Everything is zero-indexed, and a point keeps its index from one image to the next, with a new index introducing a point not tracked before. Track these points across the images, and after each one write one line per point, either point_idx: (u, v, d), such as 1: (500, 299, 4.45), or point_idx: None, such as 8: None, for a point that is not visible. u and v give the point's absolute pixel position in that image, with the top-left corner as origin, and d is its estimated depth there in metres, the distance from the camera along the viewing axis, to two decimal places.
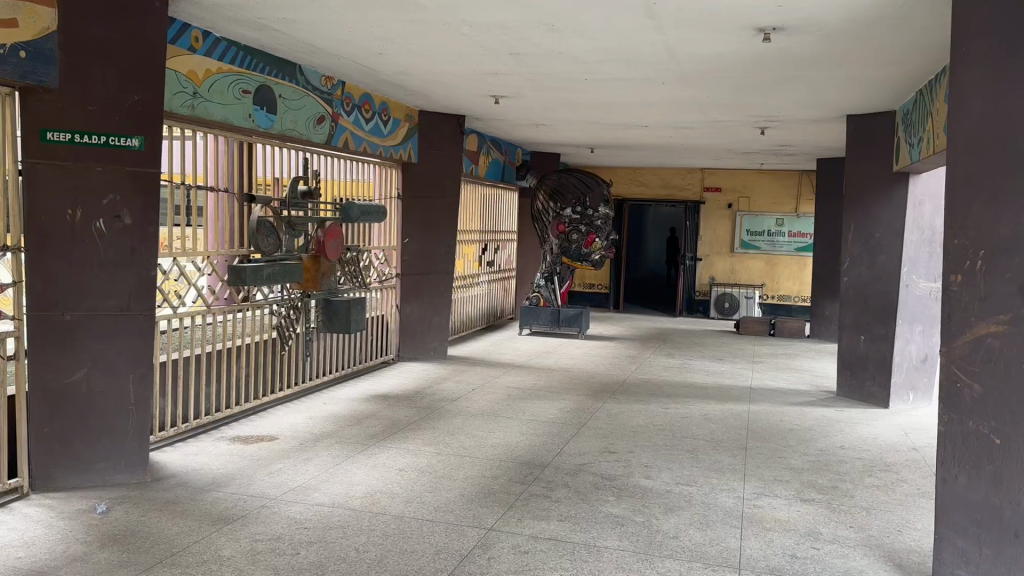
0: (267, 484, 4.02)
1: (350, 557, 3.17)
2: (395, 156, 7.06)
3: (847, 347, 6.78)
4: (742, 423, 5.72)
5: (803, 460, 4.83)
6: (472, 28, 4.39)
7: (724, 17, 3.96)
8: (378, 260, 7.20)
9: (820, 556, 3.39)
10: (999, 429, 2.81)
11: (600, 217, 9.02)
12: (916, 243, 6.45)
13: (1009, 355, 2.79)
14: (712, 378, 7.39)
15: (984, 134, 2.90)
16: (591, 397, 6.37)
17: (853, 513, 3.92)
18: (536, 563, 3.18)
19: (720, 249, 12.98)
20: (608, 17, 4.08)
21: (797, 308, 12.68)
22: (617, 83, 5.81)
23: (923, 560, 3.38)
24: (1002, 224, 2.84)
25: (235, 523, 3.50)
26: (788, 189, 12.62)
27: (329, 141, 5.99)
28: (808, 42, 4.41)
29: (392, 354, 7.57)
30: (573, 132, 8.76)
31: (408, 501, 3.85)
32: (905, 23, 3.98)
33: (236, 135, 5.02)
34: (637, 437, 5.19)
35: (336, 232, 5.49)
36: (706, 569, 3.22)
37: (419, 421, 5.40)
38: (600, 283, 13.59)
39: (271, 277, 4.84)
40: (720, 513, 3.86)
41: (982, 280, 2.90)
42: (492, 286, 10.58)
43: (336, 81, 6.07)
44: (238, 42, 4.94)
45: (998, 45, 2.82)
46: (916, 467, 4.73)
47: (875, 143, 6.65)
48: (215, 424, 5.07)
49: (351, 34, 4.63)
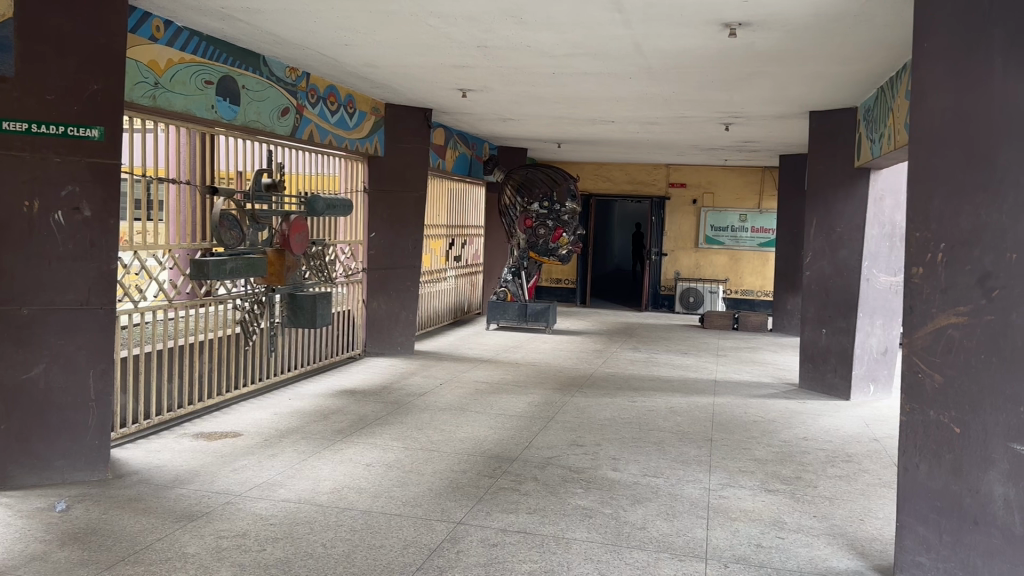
0: (231, 481, 3.96)
1: (318, 553, 3.14)
2: (361, 149, 7.00)
3: (809, 341, 6.88)
4: (707, 415, 5.77)
5: (766, 451, 4.89)
6: (439, 20, 4.36)
7: (691, 11, 3.99)
8: (344, 254, 7.12)
9: (785, 545, 3.43)
10: (959, 419, 2.88)
11: (567, 212, 9.03)
12: (877, 238, 6.56)
13: (969, 346, 2.86)
14: (677, 371, 7.44)
15: (943, 128, 2.95)
16: (558, 391, 6.38)
17: (817, 503, 3.98)
18: (505, 556, 3.18)
19: (685, 245, 13.09)
20: (577, 11, 4.08)
21: (759, 303, 12.83)
22: (584, 77, 5.83)
23: (884, 548, 3.44)
24: (962, 217, 2.89)
25: (200, 520, 3.44)
26: (751, 185, 12.76)
27: (294, 133, 5.92)
28: (773, 39, 4.46)
29: (358, 350, 7.52)
30: (540, 127, 8.76)
31: (376, 496, 3.82)
32: (867, 20, 4.04)
33: (199, 127, 4.93)
34: (605, 430, 5.21)
35: (302, 226, 5.39)
36: (673, 559, 3.24)
37: (386, 416, 5.36)
38: (567, 278, 13.62)
39: (234, 271, 4.70)
40: (687, 504, 3.89)
41: (942, 272, 2.95)
42: (459, 281, 10.55)
43: (301, 73, 6.00)
44: (200, 32, 4.86)
45: (959, 41, 2.87)
46: (877, 458, 4.81)
47: (837, 139, 6.75)
48: (177, 420, 4.99)
49: (317, 24, 4.59)
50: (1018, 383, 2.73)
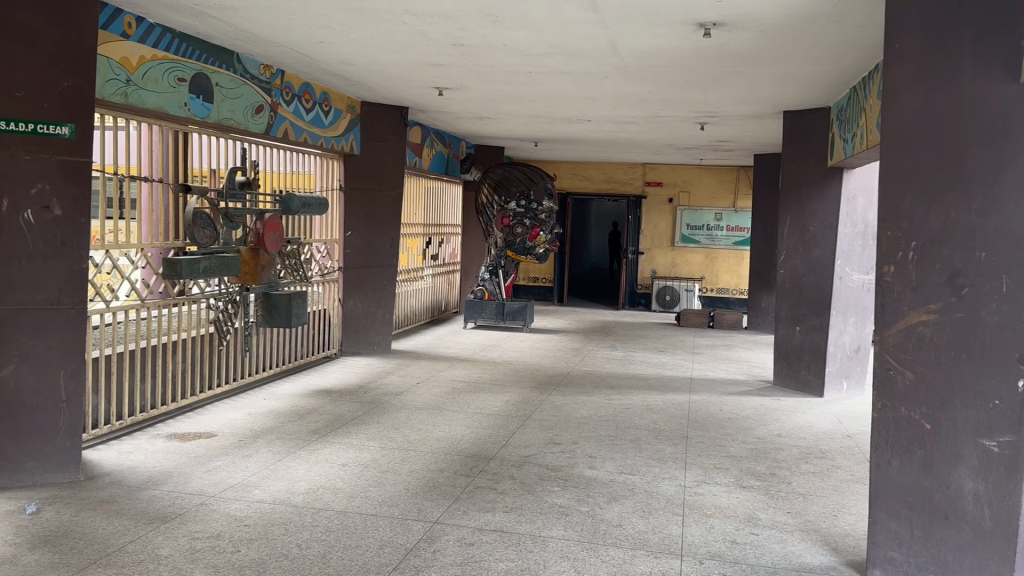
0: (205, 482, 3.93)
1: (293, 554, 3.12)
2: (337, 147, 6.97)
3: (783, 338, 6.94)
4: (683, 412, 5.80)
5: (741, 447, 4.93)
6: (414, 18, 4.35)
7: (666, 11, 4.01)
8: (320, 253, 7.08)
9: (759, 541, 3.46)
10: (930, 415, 2.92)
11: (544, 211, 9.04)
12: (849, 236, 6.62)
13: (939, 344, 2.90)
14: (653, 369, 7.48)
15: (913, 128, 2.99)
16: (536, 390, 6.38)
17: (791, 499, 4.02)
18: (482, 555, 3.18)
19: (661, 243, 13.15)
20: (552, 10, 4.08)
21: (735, 301, 12.93)
22: (560, 76, 5.84)
23: (857, 543, 3.48)
24: (932, 217, 2.94)
25: (173, 521, 3.41)
26: (726, 184, 12.86)
27: (268, 130, 5.88)
28: (747, 39, 4.50)
29: (335, 349, 7.48)
30: (517, 125, 8.76)
31: (352, 496, 3.81)
32: (839, 21, 4.09)
33: (172, 124, 4.88)
34: (582, 429, 5.23)
35: (276, 224, 5.34)
36: (649, 556, 3.26)
37: (362, 416, 5.34)
38: (544, 277, 13.64)
39: (207, 271, 4.64)
40: (662, 501, 3.92)
41: (913, 270, 3.00)
42: (436, 279, 10.53)
43: (275, 70, 5.96)
44: (173, 29, 4.81)
45: (927, 43, 2.91)
46: (850, 454, 4.86)
47: (810, 138, 6.82)
48: (150, 420, 4.94)
49: (291, 21, 4.56)
50: (988, 379, 2.75)
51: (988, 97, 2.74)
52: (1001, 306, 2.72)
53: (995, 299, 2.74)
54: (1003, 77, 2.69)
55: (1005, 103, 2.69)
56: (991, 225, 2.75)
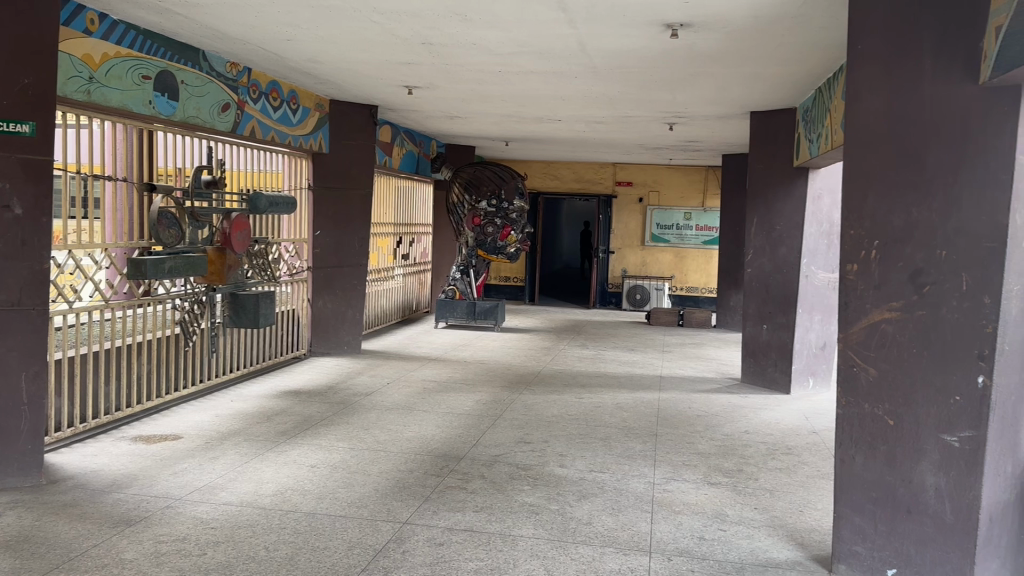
0: (170, 485, 3.89)
1: (260, 556, 3.09)
2: (305, 146, 6.92)
3: (751, 336, 7.00)
4: (653, 410, 5.84)
5: (709, 444, 4.97)
6: (382, 16, 4.33)
7: (634, 12, 4.03)
8: (288, 253, 7.02)
9: (727, 537, 3.50)
10: (893, 412, 2.97)
11: (515, 210, 9.04)
12: (815, 236, 6.68)
13: (901, 341, 2.95)
14: (623, 368, 7.52)
15: (874, 128, 3.04)
16: (506, 389, 6.39)
17: (758, 495, 4.06)
18: (451, 555, 3.18)
19: (632, 243, 13.22)
20: (521, 10, 4.09)
21: (704, 300, 13.04)
22: (529, 76, 5.85)
23: (822, 538, 3.53)
24: (894, 215, 2.98)
25: (137, 524, 3.37)
26: (695, 184, 12.97)
27: (234, 128, 5.82)
28: (714, 40, 4.54)
29: (303, 349, 7.42)
30: (487, 124, 8.76)
31: (320, 497, 3.78)
32: (803, 22, 4.14)
33: (136, 122, 4.82)
34: (552, 427, 5.24)
35: (243, 224, 5.27)
36: (618, 553, 3.28)
37: (332, 416, 5.31)
38: (516, 276, 13.65)
39: (172, 271, 4.57)
40: (631, 498, 3.94)
41: (876, 268, 3.04)
42: (407, 279, 10.49)
43: (242, 68, 5.90)
44: (137, 26, 4.75)
45: (889, 46, 2.97)
46: (816, 450, 4.93)
47: (777, 138, 6.90)
48: (115, 423, 4.88)
49: (258, 19, 4.52)
50: (949, 375, 2.79)
51: (946, 98, 2.78)
52: (961, 303, 2.76)
53: (956, 296, 2.78)
54: (961, 78, 2.73)
55: (963, 104, 2.73)
56: (951, 224, 2.79)
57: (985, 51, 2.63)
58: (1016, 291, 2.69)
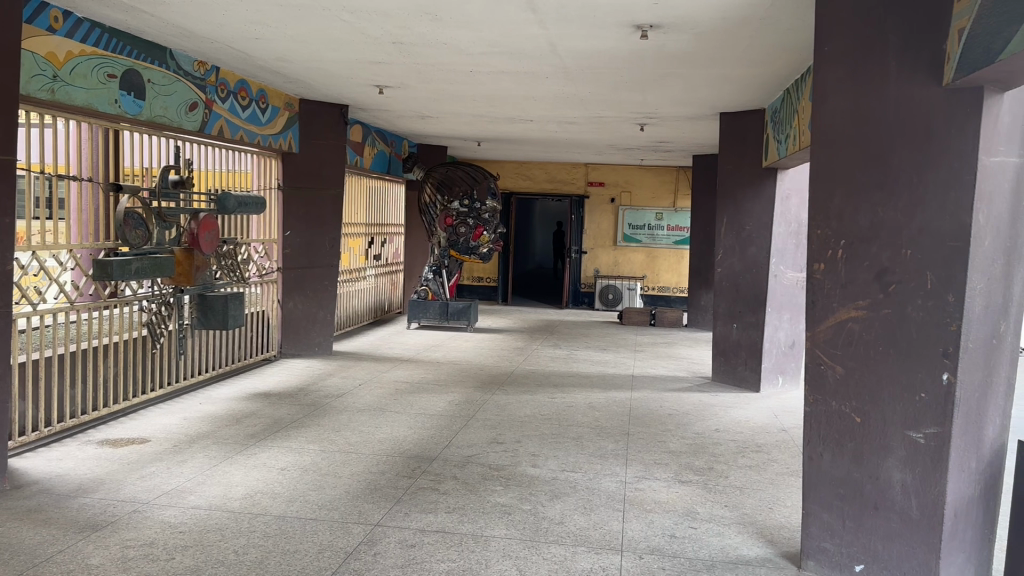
0: (138, 489, 3.83)
1: (229, 560, 3.06)
2: (274, 146, 6.87)
3: (721, 335, 7.06)
4: (625, 410, 5.86)
5: (680, 443, 5.00)
6: (352, 15, 4.31)
7: (604, 13, 4.05)
8: (258, 254, 6.96)
9: (697, 535, 3.52)
10: (859, 409, 3.02)
11: (487, 210, 9.04)
12: (784, 235, 6.78)
13: (868, 339, 2.99)
14: (595, 368, 7.54)
15: (842, 129, 3.08)
16: (479, 389, 6.38)
17: (728, 493, 4.09)
18: (424, 556, 3.17)
19: (604, 243, 13.27)
20: (492, 9, 4.08)
21: (675, 299, 13.13)
22: (500, 76, 5.85)
23: (792, 535, 3.57)
24: (860, 215, 3.03)
25: (104, 529, 3.32)
26: (667, 185, 13.05)
27: (202, 128, 5.76)
28: (683, 41, 4.57)
29: (273, 351, 7.36)
30: (460, 124, 8.74)
31: (290, 500, 3.75)
32: (770, 24, 4.18)
33: (102, 121, 4.75)
34: (524, 427, 5.24)
35: (211, 224, 5.21)
36: (590, 552, 3.29)
37: (303, 419, 5.27)
38: (488, 277, 13.65)
39: (139, 272, 4.50)
40: (603, 497, 3.96)
41: (843, 268, 3.09)
42: (379, 279, 10.44)
43: (210, 66, 5.83)
44: (102, 24, 4.68)
45: (855, 48, 3.01)
46: (785, 447, 4.98)
47: (745, 139, 6.96)
48: (81, 426, 4.80)
49: (225, 17, 4.47)
50: (914, 373, 2.83)
51: (911, 99, 2.81)
52: (926, 302, 2.79)
53: (921, 295, 2.81)
54: (924, 79, 2.76)
55: (927, 105, 2.75)
56: (915, 224, 2.82)
57: (947, 53, 2.65)
58: (980, 289, 2.70)
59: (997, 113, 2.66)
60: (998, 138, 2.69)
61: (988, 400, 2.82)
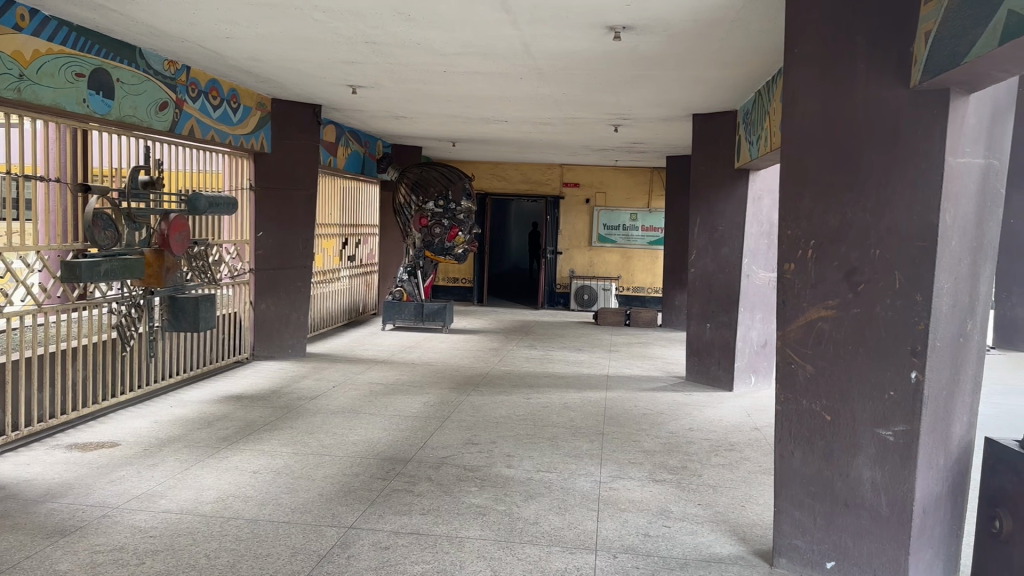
0: (107, 493, 3.78)
1: (201, 564, 3.03)
2: (246, 146, 6.81)
3: (695, 334, 7.09)
4: (599, 409, 5.89)
5: (654, 442, 5.03)
6: (325, 15, 4.29)
7: (577, 14, 4.07)
8: (229, 255, 6.89)
9: (671, 533, 3.55)
10: (830, 407, 3.05)
11: (462, 211, 9.03)
12: (756, 236, 6.85)
13: (837, 338, 3.02)
14: (570, 368, 7.55)
15: (812, 130, 3.12)
16: (453, 391, 6.36)
17: (701, 491, 4.12)
18: (398, 558, 3.16)
19: (579, 244, 13.31)
20: (464, 10, 4.08)
21: (650, 299, 13.21)
22: (474, 77, 5.85)
23: (764, 532, 3.60)
24: (830, 215, 3.06)
25: (72, 535, 3.28)
26: (641, 185, 13.12)
27: (173, 128, 5.70)
28: (655, 43, 4.60)
29: (246, 353, 7.29)
30: (435, 125, 8.73)
31: (263, 503, 3.72)
32: (740, 27, 4.22)
33: (70, 121, 4.69)
34: (499, 428, 5.25)
35: (182, 225, 5.14)
36: (564, 552, 3.30)
37: (276, 421, 5.23)
38: (464, 277, 13.64)
39: (108, 274, 4.45)
40: (578, 497, 3.97)
41: (812, 267, 3.13)
42: (353, 280, 10.39)
43: (180, 66, 5.78)
44: (70, 22, 4.61)
45: (825, 50, 3.05)
46: (757, 446, 5.02)
47: (717, 140, 7.02)
48: (49, 430, 4.73)
49: (196, 15, 4.43)
50: (883, 372, 2.86)
51: (879, 101, 2.85)
52: (895, 301, 2.82)
53: (889, 295, 2.84)
54: (892, 82, 2.79)
55: (894, 106, 2.79)
56: (884, 224, 2.85)
57: (914, 55, 2.68)
58: (947, 290, 2.74)
59: (963, 115, 2.70)
60: (964, 140, 2.73)
61: (955, 399, 2.87)
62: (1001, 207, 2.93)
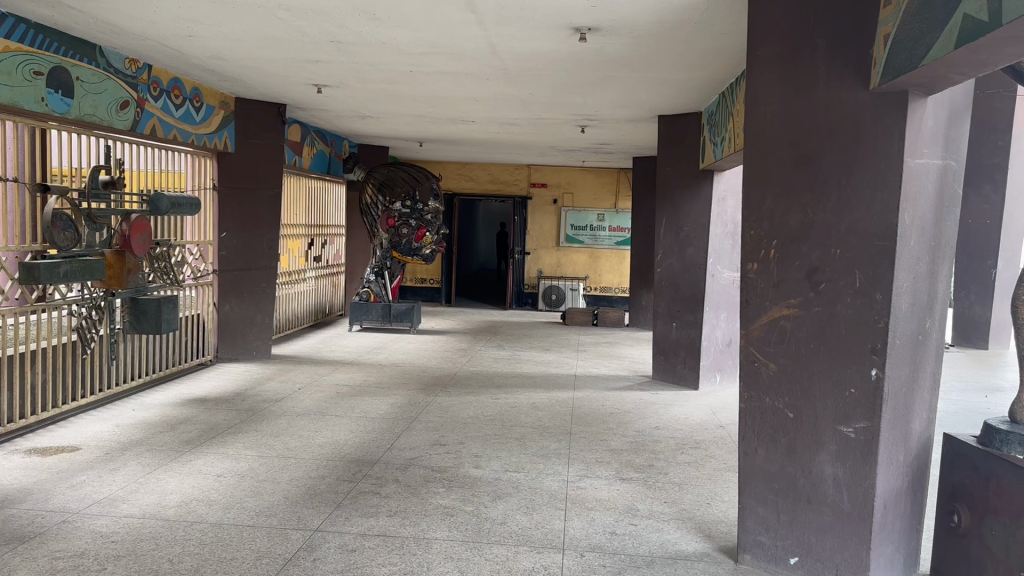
0: (68, 498, 3.72)
1: (163, 569, 2.99)
2: (209, 145, 6.74)
3: (661, 334, 7.15)
4: (567, 409, 5.90)
5: (622, 441, 5.06)
6: (288, 13, 4.25)
7: (543, 15, 4.08)
8: (192, 256, 6.81)
9: (637, 531, 3.57)
10: (792, 404, 3.10)
11: (429, 211, 9.01)
12: (721, 236, 6.93)
13: (799, 336, 3.07)
14: (537, 368, 7.57)
15: (774, 131, 3.16)
16: (421, 391, 6.34)
17: (667, 489, 4.16)
18: (364, 561, 3.14)
19: (547, 244, 13.34)
20: (430, 10, 4.07)
21: (617, 299, 13.30)
22: (439, 77, 5.85)
23: (728, 529, 3.64)
24: (791, 216, 3.11)
25: (31, 541, 3.21)
26: (608, 186, 13.19)
27: (134, 127, 5.62)
28: (620, 44, 4.63)
29: (209, 355, 7.21)
30: (402, 125, 8.70)
31: (228, 507, 3.68)
32: (706, 29, 4.26)
33: (27, 119, 4.59)
34: (467, 428, 5.25)
35: (144, 226, 5.06)
36: (531, 551, 3.31)
37: (241, 424, 5.18)
38: (431, 277, 13.60)
39: (68, 276, 4.37)
40: (545, 496, 3.98)
41: (775, 267, 3.17)
42: (319, 281, 10.32)
43: (141, 65, 5.70)
44: (27, 19, 4.53)
45: (786, 52, 3.09)
46: (722, 443, 5.08)
47: (682, 141, 7.08)
48: (8, 435, 4.64)
49: (156, 13, 4.37)
50: (844, 369, 2.91)
51: (840, 103, 2.89)
52: (856, 300, 2.87)
53: (850, 293, 2.89)
54: (852, 85, 2.84)
55: (855, 108, 2.84)
56: (844, 224, 2.90)
57: (874, 58, 2.73)
58: (906, 287, 2.80)
59: (921, 116, 2.75)
60: (922, 141, 2.78)
61: (915, 395, 2.93)
62: (958, 207, 3.00)
